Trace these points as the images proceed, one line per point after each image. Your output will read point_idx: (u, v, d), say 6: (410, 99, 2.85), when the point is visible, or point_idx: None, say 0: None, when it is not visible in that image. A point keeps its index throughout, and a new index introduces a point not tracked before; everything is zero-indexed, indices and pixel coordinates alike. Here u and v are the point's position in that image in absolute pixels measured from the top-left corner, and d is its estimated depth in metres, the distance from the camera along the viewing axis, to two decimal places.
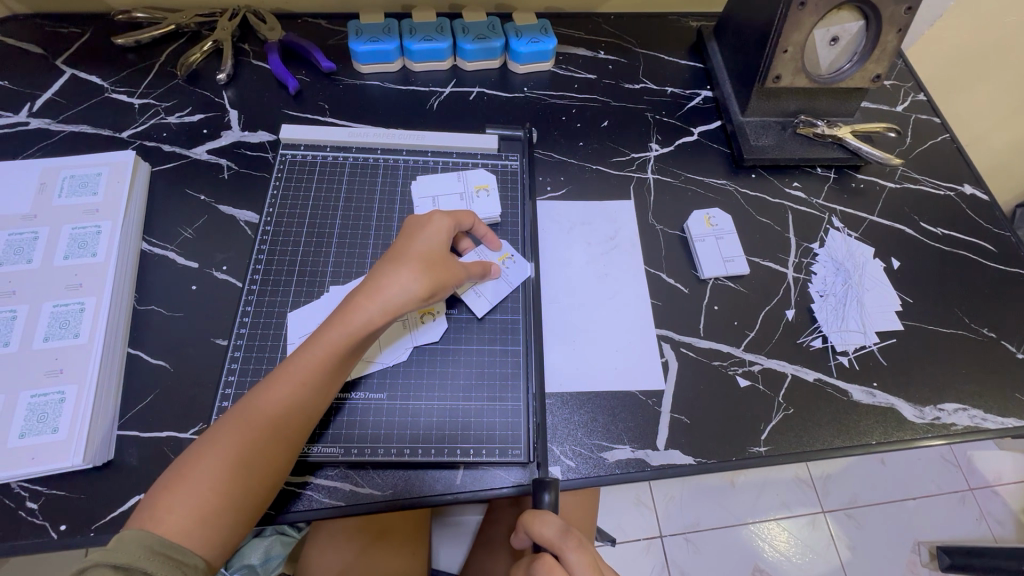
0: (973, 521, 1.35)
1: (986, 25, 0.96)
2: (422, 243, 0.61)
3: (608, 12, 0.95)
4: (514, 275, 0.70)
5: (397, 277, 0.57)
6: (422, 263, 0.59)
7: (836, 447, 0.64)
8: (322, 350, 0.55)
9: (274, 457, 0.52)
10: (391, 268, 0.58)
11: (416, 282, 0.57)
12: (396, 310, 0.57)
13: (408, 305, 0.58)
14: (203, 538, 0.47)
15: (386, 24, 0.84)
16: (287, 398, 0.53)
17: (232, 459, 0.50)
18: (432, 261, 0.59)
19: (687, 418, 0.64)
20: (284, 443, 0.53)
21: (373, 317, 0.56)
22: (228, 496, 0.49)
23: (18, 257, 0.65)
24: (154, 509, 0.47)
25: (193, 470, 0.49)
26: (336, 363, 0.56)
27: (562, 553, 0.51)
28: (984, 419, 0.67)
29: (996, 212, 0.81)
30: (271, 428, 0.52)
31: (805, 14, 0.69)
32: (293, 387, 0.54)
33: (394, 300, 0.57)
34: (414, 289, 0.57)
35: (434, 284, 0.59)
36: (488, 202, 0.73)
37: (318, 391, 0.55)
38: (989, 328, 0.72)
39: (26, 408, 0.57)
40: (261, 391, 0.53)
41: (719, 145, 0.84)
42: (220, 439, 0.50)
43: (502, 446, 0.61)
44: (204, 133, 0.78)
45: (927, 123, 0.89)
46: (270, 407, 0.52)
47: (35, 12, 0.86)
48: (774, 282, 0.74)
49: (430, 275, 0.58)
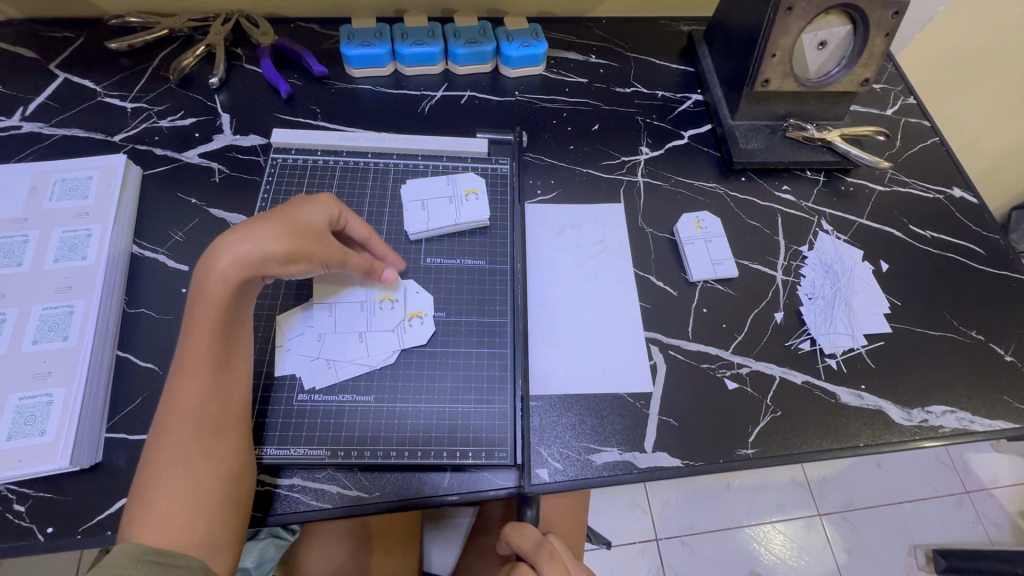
0: (969, 524, 1.35)
1: (976, 29, 0.97)
2: (286, 211, 0.58)
3: (599, 16, 0.95)
4: (413, 337, 0.65)
5: (251, 237, 0.55)
6: (284, 223, 0.56)
7: (823, 450, 0.64)
8: (200, 330, 0.54)
9: (218, 447, 0.52)
10: (241, 229, 0.56)
11: (277, 242, 0.55)
12: (255, 266, 0.55)
13: (267, 262, 0.55)
14: (192, 540, 0.48)
15: (378, 29, 0.85)
16: (195, 385, 0.52)
17: (181, 462, 0.50)
18: (294, 228, 0.57)
19: (675, 420, 0.65)
20: (218, 429, 0.52)
21: (233, 279, 0.54)
22: (200, 496, 0.49)
23: (8, 260, 0.65)
24: (130, 522, 0.48)
25: (149, 485, 0.49)
26: (218, 335, 0.54)
27: (536, 565, 0.54)
28: (972, 422, 0.67)
29: (985, 215, 0.81)
30: (196, 420, 0.52)
31: (792, 18, 0.70)
32: (197, 374, 0.53)
33: (249, 257, 0.54)
34: (268, 245, 0.55)
35: (291, 237, 0.56)
36: (476, 206, 0.73)
37: (220, 369, 0.54)
38: (978, 331, 0.73)
39: (14, 411, 0.57)
40: (168, 394, 0.52)
41: (709, 149, 0.84)
42: (155, 449, 0.50)
43: (489, 448, 0.61)
44: (196, 137, 0.79)
45: (917, 126, 0.89)
46: (184, 403, 0.52)
47: (30, 16, 0.86)
48: (763, 285, 0.74)
49: (286, 232, 0.56)
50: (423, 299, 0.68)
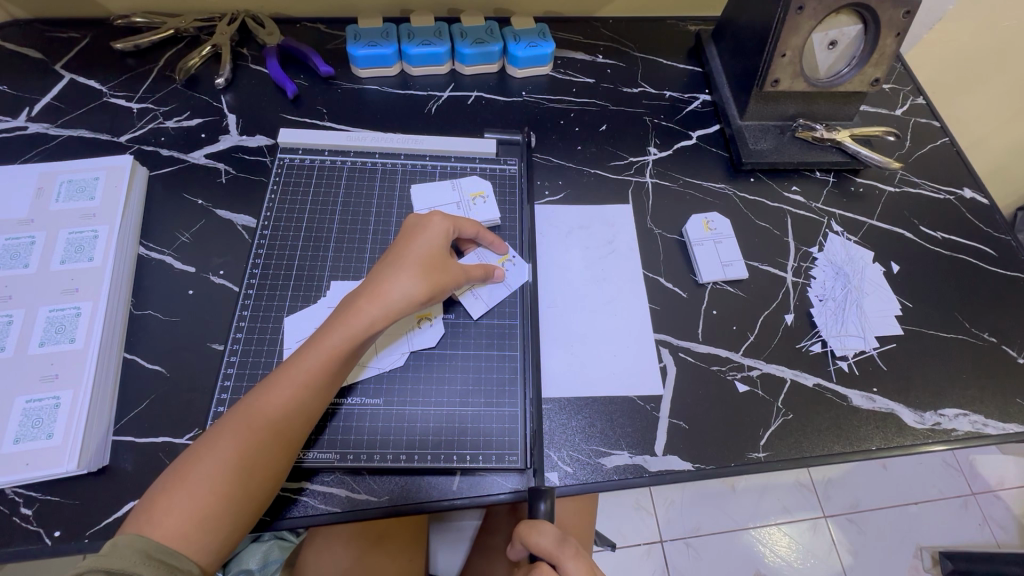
0: (976, 526, 1.34)
1: (985, 29, 0.96)
2: (417, 246, 0.61)
3: (607, 16, 0.95)
4: (514, 277, 0.70)
5: (401, 280, 0.58)
6: (423, 267, 0.59)
7: (835, 453, 0.64)
8: (323, 353, 0.55)
9: (270, 460, 0.51)
10: (390, 272, 0.59)
11: (418, 285, 0.58)
12: (398, 312, 0.57)
13: (408, 306, 0.58)
14: (197, 541, 0.47)
15: (384, 28, 0.85)
16: (285, 399, 0.53)
17: (228, 463, 0.50)
18: (432, 264, 0.60)
19: (685, 423, 0.64)
20: (283, 444, 0.52)
21: (375, 321, 0.57)
22: (224, 499, 0.49)
23: (15, 262, 0.65)
24: (150, 513, 0.47)
25: (190, 474, 0.49)
26: (338, 364, 0.55)
27: (559, 563, 0.53)
28: (985, 425, 0.66)
29: (996, 215, 0.81)
30: (271, 428, 0.52)
31: (803, 18, 0.69)
32: (293, 387, 0.54)
33: (394, 303, 0.57)
34: (417, 294, 0.58)
35: (433, 286, 0.59)
36: (486, 206, 0.73)
37: (317, 393, 0.55)
38: (990, 333, 0.72)
39: (22, 414, 0.57)
40: (257, 395, 0.53)
41: (717, 149, 0.83)
42: (215, 441, 0.51)
43: (499, 452, 0.60)
44: (202, 138, 0.78)
45: (927, 127, 0.89)
46: (267, 408, 0.53)
47: (35, 16, 0.86)
48: (774, 287, 0.73)
49: (427, 275, 0.59)
50: None
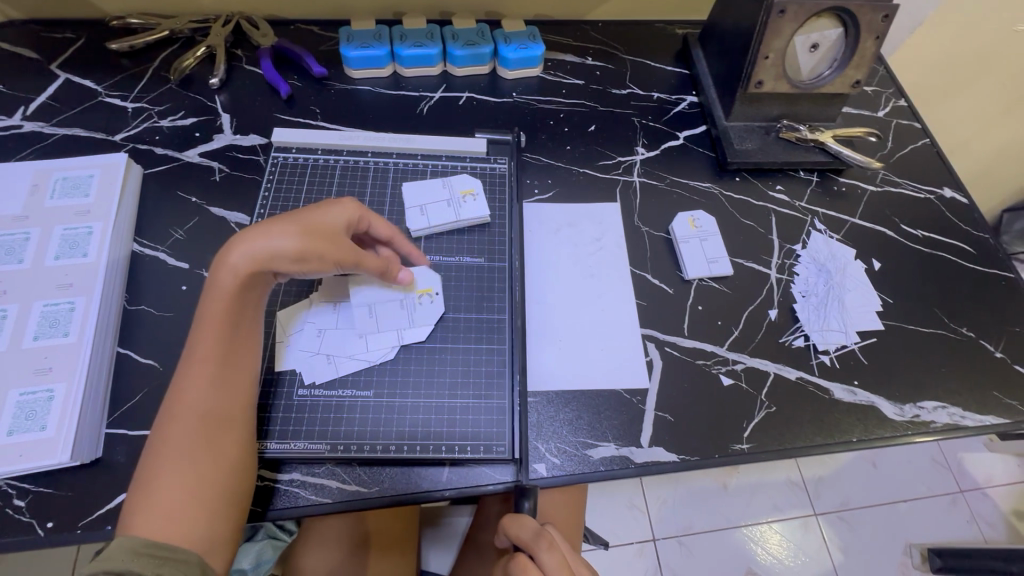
0: (964, 523, 1.36)
1: (965, 34, 0.98)
2: (309, 211, 0.60)
3: (596, 19, 0.97)
4: (426, 315, 0.67)
5: (275, 233, 0.57)
6: (301, 226, 0.58)
7: (817, 444, 0.65)
8: (216, 322, 0.55)
9: (224, 438, 0.53)
10: (265, 227, 0.58)
11: (287, 238, 0.57)
12: (265, 260, 0.56)
13: (279, 258, 0.57)
14: (189, 531, 0.48)
15: (377, 30, 0.86)
16: (204, 380, 0.53)
17: (183, 449, 0.50)
18: (311, 223, 0.58)
19: (671, 416, 0.65)
20: (228, 421, 0.54)
21: (243, 272, 0.56)
22: (198, 484, 0.50)
23: (9, 258, 0.65)
24: (131, 516, 0.48)
25: (154, 474, 0.49)
26: (228, 330, 0.56)
27: (535, 554, 0.54)
28: (963, 417, 0.68)
29: (975, 214, 0.83)
30: (200, 407, 0.52)
31: (785, 21, 0.71)
32: (206, 363, 0.54)
33: (261, 253, 0.56)
34: (286, 244, 0.56)
35: (301, 237, 0.57)
36: (476, 204, 0.74)
37: (225, 359, 0.55)
38: (968, 328, 0.74)
39: (15, 407, 0.57)
40: (178, 384, 0.53)
41: (703, 149, 0.85)
42: (165, 439, 0.51)
43: (487, 443, 0.61)
44: (196, 137, 0.79)
45: (908, 128, 0.91)
46: (189, 391, 0.53)
47: (31, 17, 0.87)
48: (758, 283, 0.75)
49: (305, 234, 0.57)
50: (427, 276, 0.69)
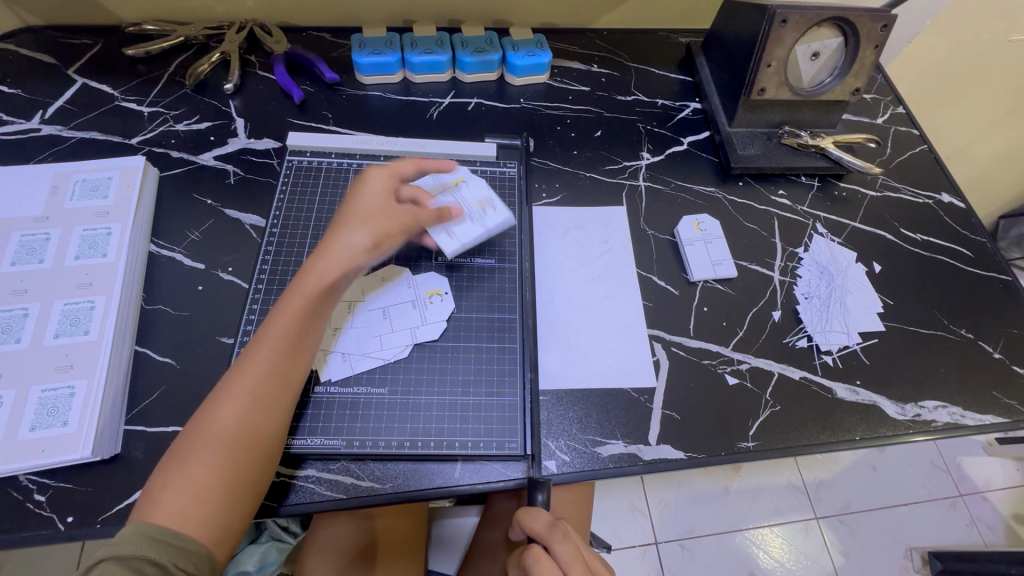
0: (964, 527, 1.37)
1: (962, 44, 1.01)
2: (361, 196, 0.65)
3: (602, 27, 0.99)
4: (436, 313, 0.69)
5: (349, 234, 0.62)
6: (369, 219, 0.63)
7: (821, 442, 0.67)
8: (287, 320, 0.58)
9: (254, 439, 0.53)
10: (337, 229, 0.63)
11: (367, 233, 0.62)
12: (351, 263, 0.61)
13: (358, 258, 0.62)
14: (206, 519, 0.50)
15: (388, 37, 0.88)
16: (254, 377, 0.55)
17: (214, 441, 0.52)
18: (376, 211, 0.64)
19: (678, 414, 0.67)
20: (263, 424, 0.54)
21: (332, 277, 0.60)
22: (227, 475, 0.51)
23: (29, 257, 0.67)
24: (154, 501, 0.50)
25: (182, 460, 0.51)
26: (301, 329, 0.58)
27: (550, 546, 0.54)
28: (963, 416, 0.69)
29: (973, 219, 0.85)
30: (254, 400, 0.54)
31: (786, 31, 0.74)
32: (267, 357, 0.56)
33: (349, 255, 0.61)
34: (363, 242, 0.62)
35: (381, 229, 0.63)
36: (496, 214, 0.72)
37: (291, 359, 0.57)
38: (967, 330, 0.75)
39: (37, 403, 0.59)
40: (233, 374, 0.56)
41: (707, 154, 0.87)
42: (201, 426, 0.53)
43: (499, 440, 0.62)
44: (211, 141, 0.81)
45: (907, 134, 0.93)
46: (243, 381, 0.55)
47: (49, 23, 0.89)
48: (762, 285, 0.76)
49: (374, 226, 0.63)
50: (438, 279, 0.71)
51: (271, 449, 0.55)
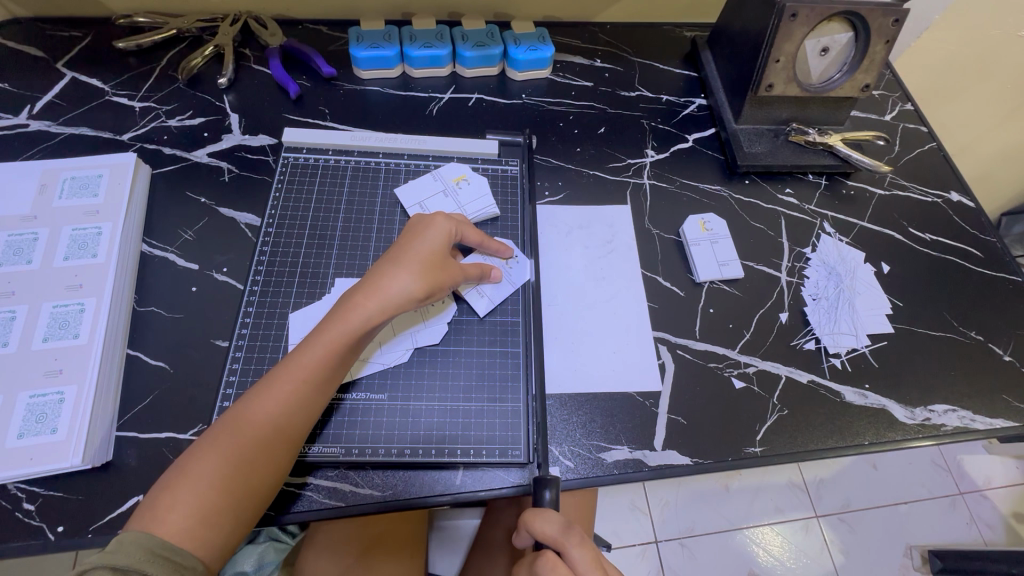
0: (964, 525, 1.36)
1: (971, 39, 0.99)
2: (421, 244, 0.61)
3: (604, 20, 0.97)
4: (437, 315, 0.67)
5: (399, 278, 0.58)
6: (422, 266, 0.59)
7: (828, 447, 0.66)
8: (323, 349, 0.55)
9: (269, 461, 0.52)
10: (388, 268, 0.59)
11: (416, 283, 0.58)
12: (395, 309, 0.58)
13: (405, 304, 0.58)
14: (204, 538, 0.48)
15: (386, 31, 0.86)
16: (280, 402, 0.54)
17: (229, 458, 0.51)
18: (431, 263, 0.60)
19: (684, 419, 0.65)
20: (281, 447, 0.53)
21: (373, 318, 0.57)
22: (230, 498, 0.50)
23: (17, 258, 0.65)
24: (154, 510, 0.48)
25: (191, 471, 0.50)
26: (335, 360, 0.56)
27: (565, 550, 0.53)
28: (973, 420, 0.68)
29: (983, 218, 0.83)
30: (268, 435, 0.53)
31: (796, 25, 0.72)
32: (297, 385, 0.54)
33: (392, 300, 0.57)
34: (412, 291, 0.58)
35: (429, 284, 0.59)
36: (519, 267, 0.71)
37: (319, 388, 0.56)
38: (976, 332, 0.74)
39: (25, 409, 0.57)
40: (248, 402, 0.54)
41: (713, 152, 0.85)
42: (218, 441, 0.51)
43: (502, 446, 0.61)
44: (205, 137, 0.79)
45: (915, 132, 0.91)
46: (259, 413, 0.53)
47: (37, 14, 0.86)
48: (769, 286, 0.75)
49: (425, 275, 0.59)
50: None
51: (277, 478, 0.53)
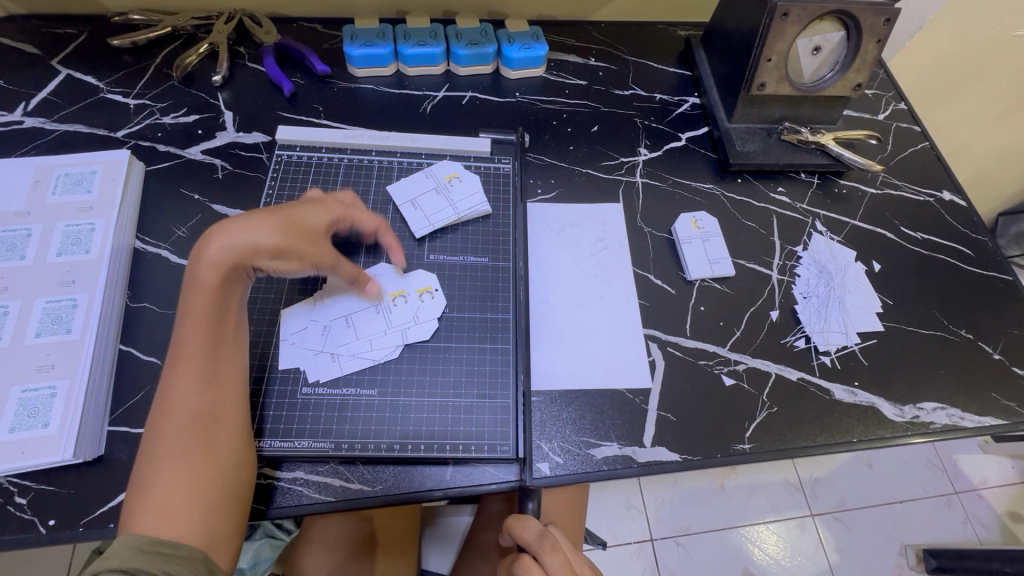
0: (958, 524, 1.37)
1: (965, 38, 0.99)
2: (298, 210, 0.60)
3: (599, 19, 0.97)
4: (425, 313, 0.67)
5: (254, 225, 0.57)
6: (285, 223, 0.58)
7: (817, 444, 0.66)
8: (203, 310, 0.55)
9: (214, 440, 0.52)
10: (249, 216, 0.58)
11: (271, 236, 0.57)
12: (239, 257, 0.56)
13: (251, 253, 0.56)
14: (190, 528, 0.49)
15: (380, 29, 0.86)
16: (190, 381, 0.53)
17: (174, 450, 0.51)
18: (292, 221, 0.59)
19: (673, 415, 0.66)
20: (219, 425, 0.53)
21: (221, 263, 0.56)
22: (197, 486, 0.50)
23: (11, 254, 0.65)
24: (132, 516, 0.48)
25: (145, 478, 0.49)
26: (214, 320, 0.56)
27: (539, 555, 0.54)
28: (962, 418, 0.68)
29: (974, 217, 0.83)
30: (196, 416, 0.52)
31: (788, 24, 0.72)
32: (196, 360, 0.54)
33: (251, 250, 0.56)
34: (264, 239, 0.57)
35: (287, 240, 0.58)
36: (431, 303, 0.68)
37: (219, 356, 0.55)
38: (966, 330, 0.74)
39: (17, 404, 0.57)
40: (162, 397, 0.53)
41: (706, 151, 0.85)
42: (152, 441, 0.51)
43: (492, 442, 0.61)
44: (199, 134, 0.79)
45: (908, 131, 0.91)
46: (178, 399, 0.52)
47: (32, 11, 0.87)
48: (760, 284, 0.75)
49: (283, 232, 0.57)
50: (425, 276, 0.69)
51: (240, 445, 0.54)
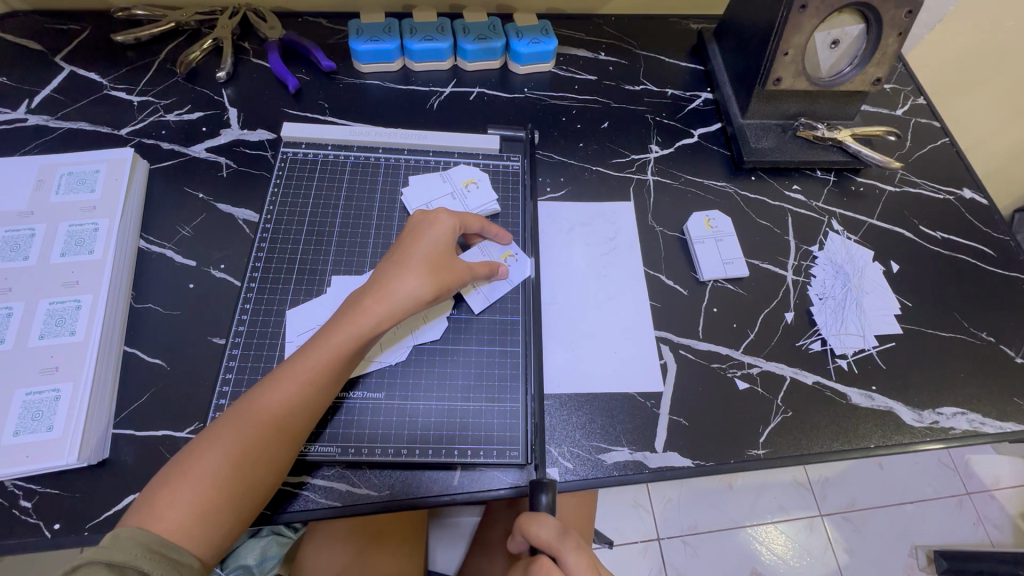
0: (970, 525, 1.34)
1: (986, 31, 0.96)
2: (421, 245, 0.61)
3: (609, 13, 0.95)
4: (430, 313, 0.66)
5: (407, 279, 0.58)
6: (428, 266, 0.59)
7: (834, 450, 0.64)
8: (329, 353, 0.55)
9: (267, 461, 0.51)
10: (395, 270, 0.59)
11: (423, 283, 0.58)
12: (405, 311, 0.58)
13: (412, 306, 0.58)
14: (200, 533, 0.48)
15: (386, 23, 0.84)
16: (283, 400, 0.53)
17: (229, 455, 0.50)
18: (437, 263, 0.60)
19: (685, 420, 0.64)
20: (280, 449, 0.52)
21: (381, 318, 0.57)
22: (224, 496, 0.49)
23: (14, 254, 0.64)
24: (152, 506, 0.48)
25: (189, 472, 0.49)
26: (341, 363, 0.56)
27: (560, 556, 0.52)
28: (982, 423, 0.67)
29: (996, 215, 0.81)
30: (267, 433, 0.52)
31: (806, 17, 0.69)
32: (295, 388, 0.54)
33: (401, 303, 0.58)
34: (421, 290, 0.58)
35: (443, 289, 0.60)
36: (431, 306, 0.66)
37: (321, 392, 0.55)
38: (988, 333, 0.72)
39: (21, 407, 0.57)
40: (248, 400, 0.53)
41: (718, 147, 0.83)
42: (216, 437, 0.51)
43: (500, 447, 0.60)
44: (203, 132, 0.78)
45: (928, 127, 0.89)
46: (261, 412, 0.52)
47: (35, 7, 0.86)
48: (774, 284, 0.73)
49: (432, 275, 0.59)
50: None
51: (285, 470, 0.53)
